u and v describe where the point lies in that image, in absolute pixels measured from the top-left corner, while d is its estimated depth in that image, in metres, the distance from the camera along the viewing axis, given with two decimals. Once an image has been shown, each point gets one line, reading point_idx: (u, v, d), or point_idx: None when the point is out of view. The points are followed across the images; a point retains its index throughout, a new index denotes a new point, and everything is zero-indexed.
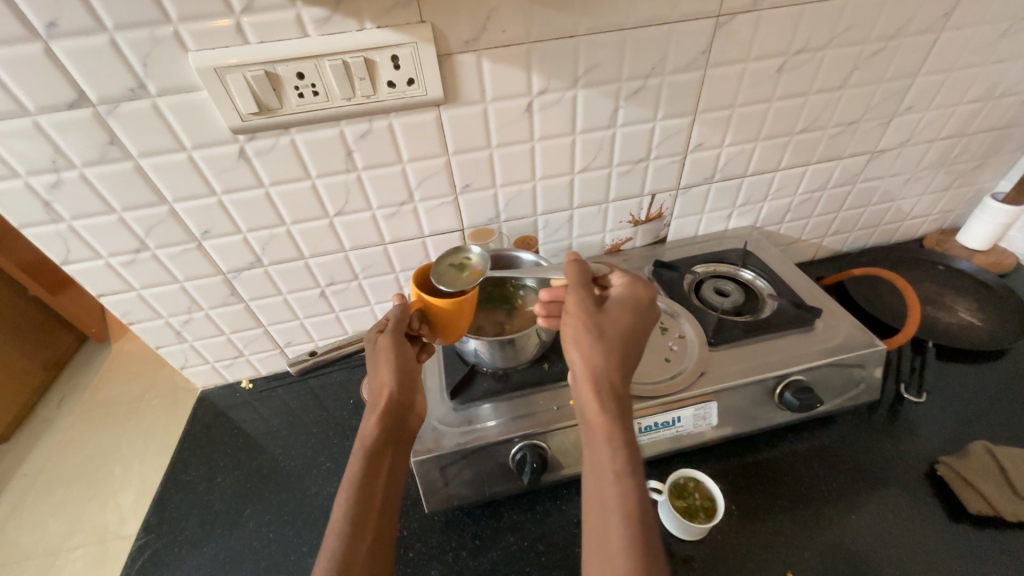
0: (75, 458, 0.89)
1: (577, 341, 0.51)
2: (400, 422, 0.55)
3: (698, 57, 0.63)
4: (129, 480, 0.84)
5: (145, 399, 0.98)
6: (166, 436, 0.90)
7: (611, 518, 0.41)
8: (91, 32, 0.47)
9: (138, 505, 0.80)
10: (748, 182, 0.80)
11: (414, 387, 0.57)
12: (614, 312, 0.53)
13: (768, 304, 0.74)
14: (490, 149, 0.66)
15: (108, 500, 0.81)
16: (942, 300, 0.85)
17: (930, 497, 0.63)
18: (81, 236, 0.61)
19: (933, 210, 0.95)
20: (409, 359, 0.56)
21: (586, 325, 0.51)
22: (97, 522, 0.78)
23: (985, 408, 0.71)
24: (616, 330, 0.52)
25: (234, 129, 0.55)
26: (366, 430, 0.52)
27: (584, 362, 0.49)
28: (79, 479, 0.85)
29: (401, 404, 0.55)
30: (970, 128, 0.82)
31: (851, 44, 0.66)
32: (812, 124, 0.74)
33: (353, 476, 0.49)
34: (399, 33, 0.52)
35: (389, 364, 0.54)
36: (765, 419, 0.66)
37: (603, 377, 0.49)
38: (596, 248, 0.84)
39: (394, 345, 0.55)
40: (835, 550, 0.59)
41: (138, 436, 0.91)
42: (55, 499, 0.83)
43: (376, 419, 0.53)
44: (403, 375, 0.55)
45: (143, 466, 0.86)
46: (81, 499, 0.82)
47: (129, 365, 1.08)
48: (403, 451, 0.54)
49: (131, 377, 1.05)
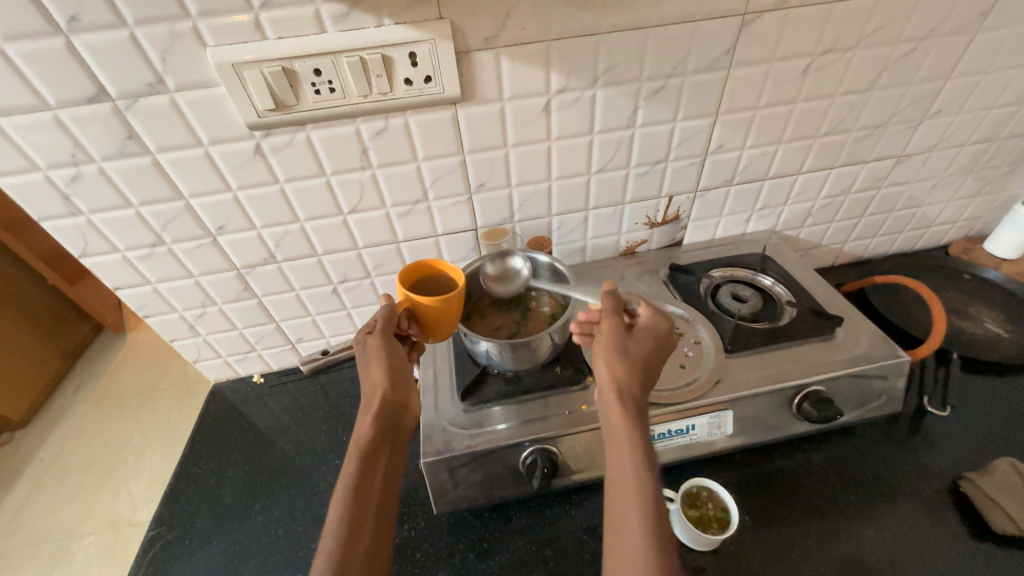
0: (89, 447, 0.90)
1: (609, 349, 0.51)
2: (395, 421, 0.54)
3: (721, 57, 0.61)
4: (142, 470, 0.85)
5: (158, 390, 0.99)
6: (178, 428, 0.91)
7: (632, 519, 0.41)
8: (111, 27, 0.47)
9: (150, 495, 0.81)
10: (768, 185, 0.78)
11: (407, 386, 0.56)
12: (639, 335, 0.54)
13: (787, 311, 0.72)
14: (506, 148, 0.65)
15: (121, 489, 0.82)
16: (968, 310, 0.83)
17: (953, 514, 0.61)
18: (99, 229, 0.61)
19: (960, 217, 0.92)
20: (399, 359, 0.56)
21: (615, 344, 0.52)
22: (109, 511, 0.79)
23: (1011, 424, 0.69)
24: (640, 348, 0.52)
25: (250, 125, 0.55)
26: (359, 431, 0.52)
27: (612, 378, 0.50)
28: (92, 468, 0.86)
29: (396, 404, 0.54)
30: (1003, 132, 0.79)
31: (881, 45, 0.64)
32: (837, 126, 0.72)
33: (347, 477, 0.49)
34: (417, 29, 0.51)
35: (379, 364, 0.54)
36: (782, 429, 0.65)
37: (627, 387, 0.49)
38: (610, 250, 0.82)
39: (384, 345, 0.55)
40: (852, 566, 0.57)
41: (151, 427, 0.92)
42: (70, 487, 0.85)
43: (370, 420, 0.52)
44: (394, 375, 0.55)
45: (155, 456, 0.87)
46: (95, 487, 0.83)
47: (143, 356, 1.09)
48: (399, 451, 0.54)
49: (144, 367, 1.06)
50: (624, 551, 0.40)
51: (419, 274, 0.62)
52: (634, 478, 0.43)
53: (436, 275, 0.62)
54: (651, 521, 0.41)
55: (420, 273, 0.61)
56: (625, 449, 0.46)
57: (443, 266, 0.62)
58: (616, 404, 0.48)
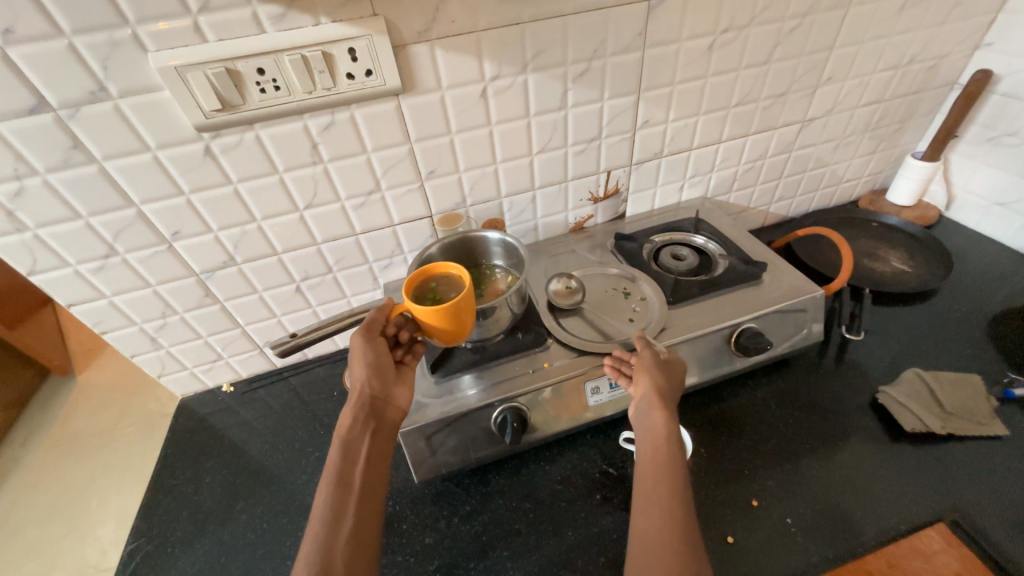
0: (45, 496, 0.87)
1: (653, 369, 0.58)
2: (376, 411, 0.57)
3: (635, 39, 0.68)
4: (107, 512, 0.82)
5: (118, 430, 0.97)
6: (141, 468, 0.89)
7: (665, 513, 0.47)
8: (49, 37, 0.48)
9: (119, 535, 0.79)
10: (694, 155, 0.87)
11: (387, 379, 0.59)
12: (680, 362, 0.61)
13: (720, 263, 0.80)
14: (450, 135, 0.69)
15: (86, 534, 0.80)
16: (877, 252, 0.94)
17: (875, 422, 0.70)
18: (47, 244, 0.61)
19: (864, 172, 1.04)
20: (379, 354, 0.59)
21: (663, 364, 0.58)
22: (76, 555, 0.77)
23: (917, 342, 0.79)
24: (679, 378, 0.59)
25: (198, 126, 0.57)
26: (341, 423, 0.55)
27: (657, 391, 0.56)
28: (53, 516, 0.83)
29: (377, 396, 0.58)
30: (887, 94, 0.91)
31: (771, 22, 0.73)
32: (746, 97, 0.81)
33: (332, 467, 0.52)
34: (354, 26, 0.55)
35: (360, 361, 0.58)
36: (725, 368, 0.72)
37: (669, 402, 0.56)
38: (560, 227, 0.88)
39: (366, 341, 0.58)
40: (795, 481, 0.64)
41: (113, 468, 0.90)
42: (26, 539, 0.81)
43: (350, 410, 0.56)
44: (372, 369, 0.58)
45: (119, 496, 0.85)
46: (56, 535, 0.81)
47: (97, 400, 1.06)
48: (383, 437, 0.56)
49: (98, 410, 1.03)
50: (654, 535, 0.46)
51: (423, 280, 0.63)
52: (671, 477, 0.50)
53: (434, 277, 0.63)
54: (682, 514, 0.47)
55: (423, 278, 0.63)
56: (662, 455, 0.52)
57: (447, 270, 0.63)
58: (658, 413, 0.55)
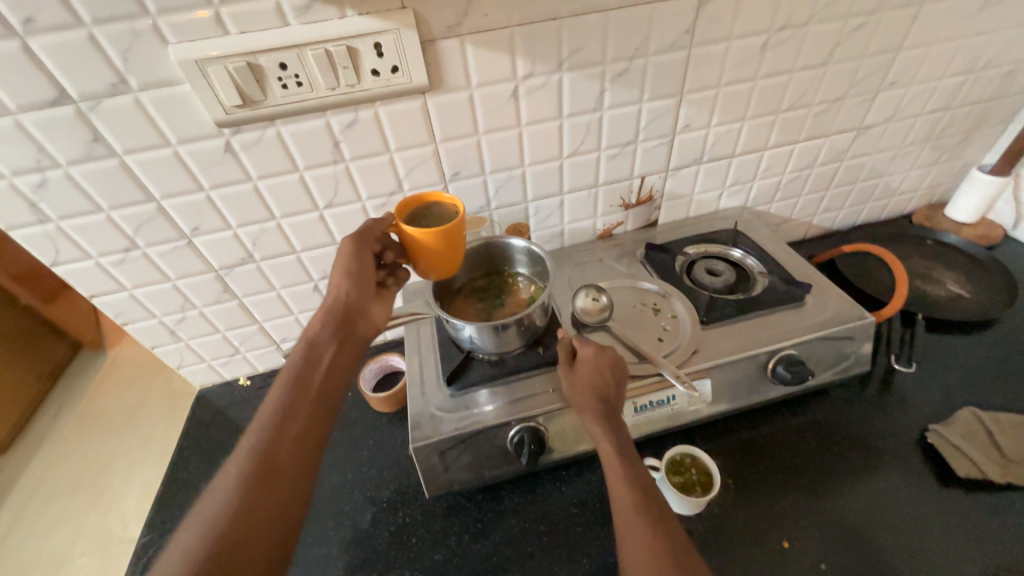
0: (73, 468, 0.89)
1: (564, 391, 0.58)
2: (348, 325, 0.56)
3: (681, 37, 0.63)
4: (130, 486, 0.84)
5: (140, 408, 0.97)
6: (164, 443, 0.89)
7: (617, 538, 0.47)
8: (69, 27, 0.46)
9: (139, 512, 0.80)
10: (736, 162, 0.81)
11: (367, 296, 0.58)
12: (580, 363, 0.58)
13: (759, 282, 0.75)
14: (477, 136, 0.66)
15: (109, 508, 0.81)
16: (932, 274, 0.87)
17: (923, 464, 0.64)
18: (70, 235, 0.61)
19: (922, 185, 0.96)
20: (363, 266, 0.58)
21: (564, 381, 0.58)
22: (99, 528, 0.79)
23: (974, 376, 0.73)
24: (581, 381, 0.57)
25: (218, 122, 0.55)
26: (309, 325, 0.55)
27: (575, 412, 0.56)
28: (80, 487, 0.85)
29: (353, 308, 0.57)
30: (955, 100, 0.83)
31: (833, 19, 0.66)
32: (798, 102, 0.75)
33: (291, 367, 0.52)
34: (381, 19, 0.52)
35: (342, 267, 0.57)
36: (760, 395, 0.67)
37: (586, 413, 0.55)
38: (588, 234, 0.84)
39: (352, 248, 0.58)
40: (831, 522, 0.60)
41: (137, 444, 0.91)
42: (54, 510, 0.83)
43: (320, 318, 0.56)
44: (352, 278, 0.57)
45: (142, 472, 0.85)
46: (82, 505, 0.82)
47: (121, 377, 1.07)
48: (350, 350, 0.56)
49: (122, 390, 1.04)
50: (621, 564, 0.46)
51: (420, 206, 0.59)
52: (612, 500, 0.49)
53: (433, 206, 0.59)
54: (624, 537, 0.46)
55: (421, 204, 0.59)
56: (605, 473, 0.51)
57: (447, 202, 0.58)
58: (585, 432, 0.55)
